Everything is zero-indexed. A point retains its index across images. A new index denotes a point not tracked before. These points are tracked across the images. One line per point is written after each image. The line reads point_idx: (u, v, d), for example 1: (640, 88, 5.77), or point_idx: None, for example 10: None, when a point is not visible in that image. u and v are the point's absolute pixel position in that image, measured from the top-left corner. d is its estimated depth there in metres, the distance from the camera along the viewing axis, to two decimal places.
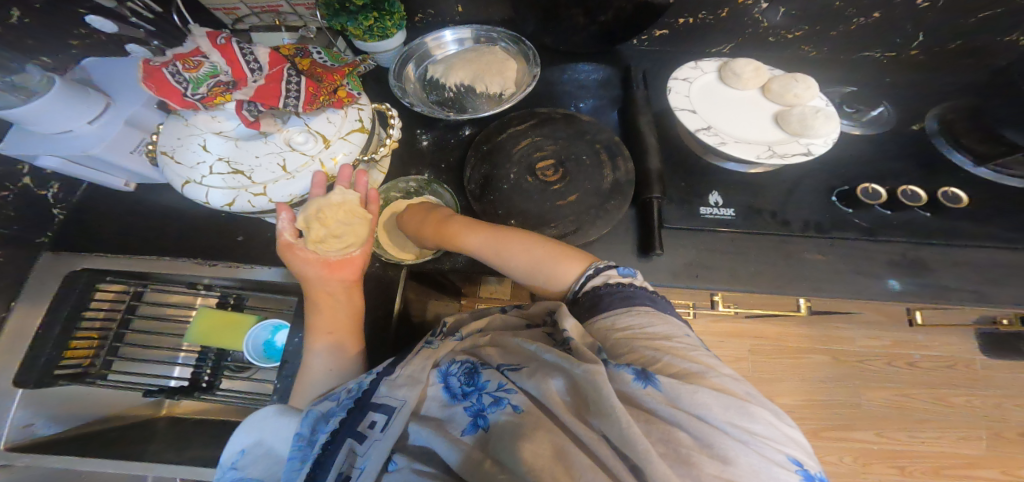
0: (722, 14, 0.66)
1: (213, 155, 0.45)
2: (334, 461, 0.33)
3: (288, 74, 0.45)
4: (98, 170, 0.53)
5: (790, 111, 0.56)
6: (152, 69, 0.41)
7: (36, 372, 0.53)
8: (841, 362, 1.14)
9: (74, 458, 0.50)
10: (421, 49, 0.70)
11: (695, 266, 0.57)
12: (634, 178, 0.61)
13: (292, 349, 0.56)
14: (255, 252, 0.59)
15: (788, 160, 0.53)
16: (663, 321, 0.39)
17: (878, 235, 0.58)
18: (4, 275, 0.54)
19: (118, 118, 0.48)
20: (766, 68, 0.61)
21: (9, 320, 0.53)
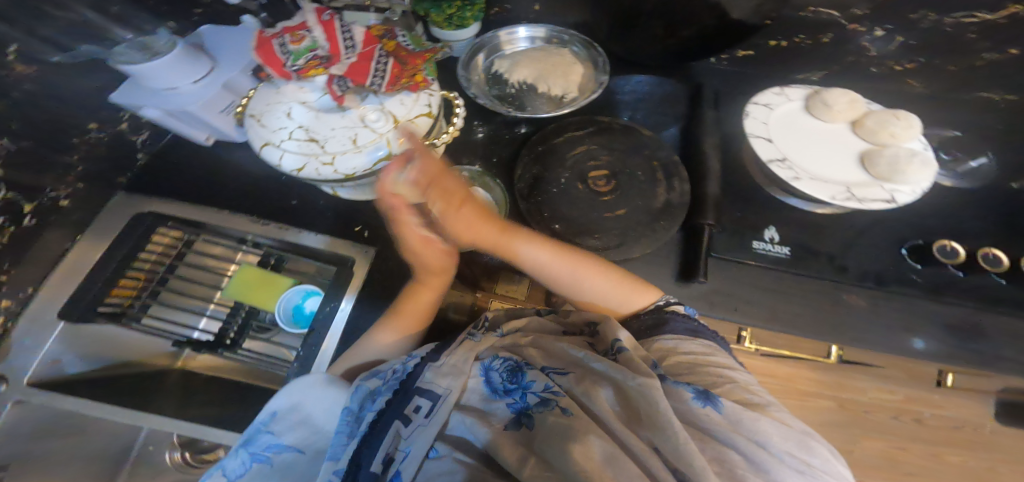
0: (822, 39, 0.65)
1: (294, 123, 0.47)
2: (383, 441, 0.32)
3: (379, 55, 0.49)
4: (184, 125, 0.57)
5: (879, 154, 0.53)
6: (264, 39, 0.48)
7: (81, 305, 0.52)
8: (845, 409, 1.05)
9: (86, 402, 0.51)
10: (492, 42, 0.71)
11: (735, 299, 0.55)
12: (689, 201, 0.58)
13: (321, 318, 0.53)
14: (304, 219, 0.60)
15: (868, 205, 0.51)
16: (723, 355, 0.43)
17: (941, 294, 0.54)
18: (79, 210, 0.56)
19: (217, 81, 0.53)
20: (862, 101, 0.59)
21: (71, 252, 0.55)
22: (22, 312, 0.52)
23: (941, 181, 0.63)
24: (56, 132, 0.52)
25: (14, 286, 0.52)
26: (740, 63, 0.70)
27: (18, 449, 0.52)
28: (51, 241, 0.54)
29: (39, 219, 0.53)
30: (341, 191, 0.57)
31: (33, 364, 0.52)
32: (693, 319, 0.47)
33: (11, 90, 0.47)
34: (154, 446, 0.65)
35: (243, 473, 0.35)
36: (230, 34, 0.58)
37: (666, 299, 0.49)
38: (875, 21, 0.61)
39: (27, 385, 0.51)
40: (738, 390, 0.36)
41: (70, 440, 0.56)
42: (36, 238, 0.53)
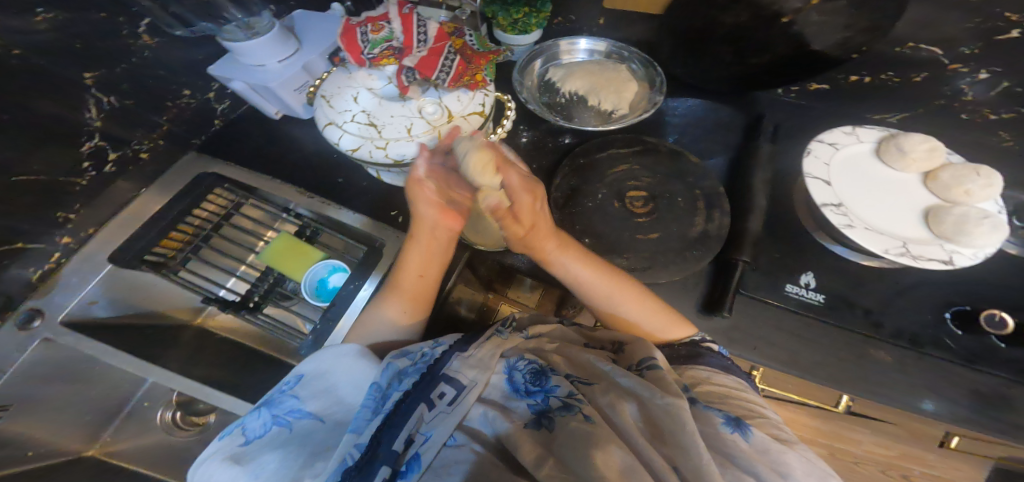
0: (914, 78, 0.64)
1: (358, 107, 0.50)
2: (406, 422, 0.33)
3: (448, 52, 0.51)
4: (262, 99, 0.64)
5: (948, 211, 0.52)
6: (349, 27, 0.51)
7: (132, 252, 0.55)
8: (833, 458, 1.02)
9: (106, 348, 0.52)
10: (551, 50, 0.73)
11: (756, 339, 0.53)
12: (726, 235, 0.57)
13: (344, 294, 0.53)
14: (346, 198, 0.62)
15: (922, 263, 0.49)
16: (751, 390, 0.43)
17: (976, 362, 0.51)
18: (154, 163, 0.62)
19: (298, 62, 0.60)
20: (943, 151, 0.57)
21: (133, 202, 0.59)
22: (77, 250, 0.55)
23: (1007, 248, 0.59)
24: (155, 94, 0.59)
25: (79, 224, 0.55)
26: (810, 96, 0.70)
27: (28, 390, 0.52)
28: (121, 190, 0.59)
29: (118, 167, 0.58)
30: (384, 175, 0.58)
31: (72, 302, 0.53)
32: (726, 358, 0.46)
33: (131, 56, 0.54)
34: (149, 403, 0.70)
35: (262, 434, 0.36)
36: (319, 22, 0.64)
37: (700, 336, 0.48)
38: (981, 62, 0.58)
39: (60, 323, 0.52)
40: (767, 424, 0.37)
41: (71, 389, 0.57)
42: (108, 186, 0.57)
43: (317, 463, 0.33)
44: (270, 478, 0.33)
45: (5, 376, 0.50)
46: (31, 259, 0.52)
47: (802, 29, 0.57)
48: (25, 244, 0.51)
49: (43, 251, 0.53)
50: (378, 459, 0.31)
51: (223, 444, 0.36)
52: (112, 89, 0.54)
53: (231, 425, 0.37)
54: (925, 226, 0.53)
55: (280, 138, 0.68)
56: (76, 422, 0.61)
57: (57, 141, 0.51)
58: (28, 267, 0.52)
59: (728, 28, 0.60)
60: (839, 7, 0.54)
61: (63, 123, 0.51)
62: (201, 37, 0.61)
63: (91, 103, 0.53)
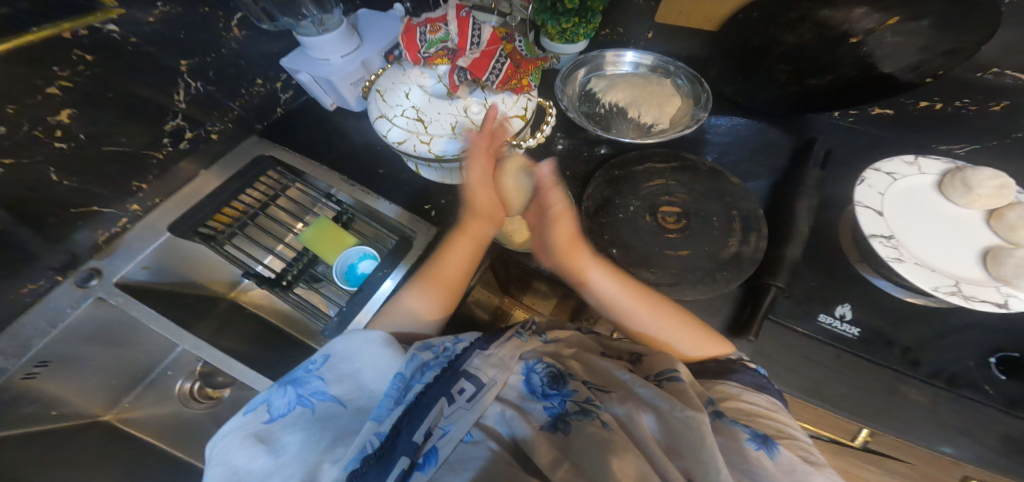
0: (993, 106, 0.60)
1: (409, 103, 0.52)
2: (426, 416, 0.34)
3: (500, 55, 0.52)
4: (321, 90, 0.67)
5: (1010, 253, 0.48)
6: (410, 25, 0.53)
7: (190, 221, 0.60)
8: None
9: (149, 313, 0.55)
10: (596, 61, 0.73)
11: (780, 364, 0.52)
12: (761, 258, 0.55)
13: (373, 280, 0.55)
14: (384, 188, 0.64)
15: (973, 304, 0.47)
16: (788, 413, 0.42)
17: (1017, 408, 0.48)
18: (220, 142, 0.66)
19: (358, 58, 0.63)
20: (1013, 187, 0.53)
21: (195, 179, 0.63)
22: (143, 217, 0.60)
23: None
24: (233, 80, 0.64)
25: (149, 193, 0.60)
26: (868, 122, 0.68)
27: (69, 350, 0.55)
28: (185, 169, 0.63)
29: (190, 145, 0.62)
30: (421, 169, 0.61)
31: (129, 264, 0.57)
32: (762, 375, 0.45)
33: (221, 46, 0.60)
34: (172, 372, 0.70)
35: (286, 413, 0.37)
36: (380, 20, 0.68)
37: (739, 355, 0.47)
38: None
39: (114, 284, 0.56)
40: (795, 445, 0.38)
41: (112, 352, 0.60)
42: (177, 162, 0.62)
43: (337, 448, 0.35)
44: (293, 458, 0.34)
45: (54, 332, 0.53)
46: (102, 222, 0.56)
47: (872, 51, 0.58)
48: (98, 208, 0.56)
49: (113, 216, 0.57)
50: (398, 450, 0.33)
51: (247, 419, 0.37)
52: (200, 75, 0.60)
53: (256, 401, 0.38)
54: (982, 267, 0.50)
55: (331, 128, 0.71)
56: (100, 386, 0.62)
57: (146, 119, 0.56)
58: (98, 229, 0.56)
59: (788, 47, 0.62)
60: (917, 29, 0.54)
61: (156, 103, 0.57)
62: (279, 32, 0.66)
63: (181, 87, 0.59)
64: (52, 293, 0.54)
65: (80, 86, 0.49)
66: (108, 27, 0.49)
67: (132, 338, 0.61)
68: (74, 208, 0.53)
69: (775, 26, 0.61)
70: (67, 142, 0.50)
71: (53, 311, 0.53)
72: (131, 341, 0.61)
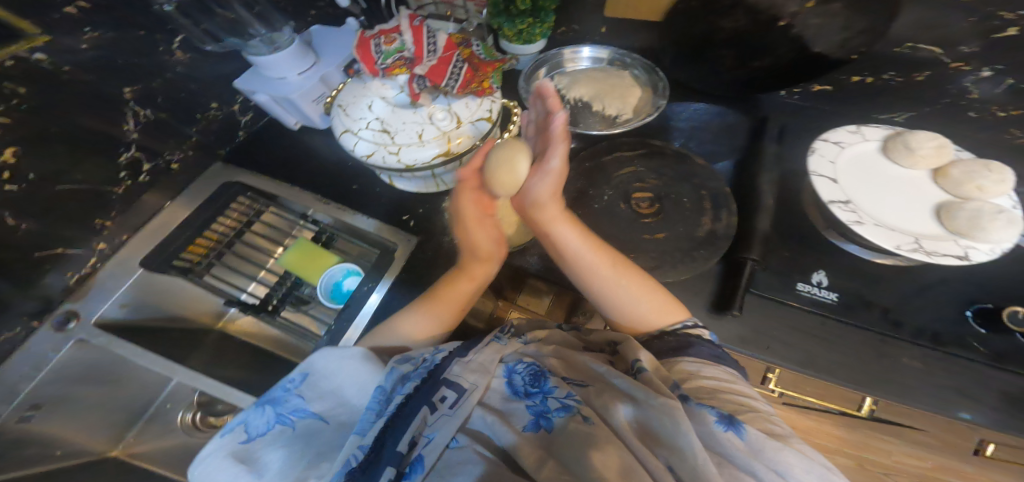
0: (917, 77, 0.63)
1: (372, 115, 0.53)
2: (410, 425, 0.35)
3: (457, 60, 0.54)
4: (281, 110, 0.67)
5: (960, 207, 0.51)
6: (364, 39, 0.54)
7: (162, 256, 0.58)
8: (867, 471, 1.00)
9: (135, 348, 0.55)
10: (556, 59, 0.75)
11: (771, 338, 0.53)
12: (734, 233, 0.57)
13: (359, 296, 0.56)
14: (360, 205, 0.64)
15: (935, 258, 0.49)
16: (747, 383, 0.43)
17: (1003, 362, 0.50)
18: (185, 173, 0.66)
19: (315, 75, 0.63)
20: (951, 147, 0.57)
21: (163, 211, 0.63)
22: (113, 255, 0.59)
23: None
24: (186, 106, 0.63)
25: (116, 230, 0.59)
26: (813, 97, 0.71)
27: (63, 391, 0.56)
28: (149, 203, 0.62)
29: (151, 177, 0.62)
30: (397, 180, 0.61)
31: (107, 303, 0.56)
32: (717, 346, 0.47)
33: (165, 70, 0.59)
34: (171, 404, 0.72)
35: (265, 432, 0.38)
36: (336, 36, 0.68)
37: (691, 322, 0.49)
38: (985, 62, 0.57)
39: (93, 325, 0.55)
40: (757, 418, 0.38)
41: (106, 391, 0.61)
42: (139, 196, 0.61)
43: (322, 463, 0.36)
44: (278, 475, 0.35)
45: (40, 375, 0.53)
46: (71, 264, 0.55)
47: (801, 33, 0.60)
48: (64, 249, 0.54)
49: (81, 257, 0.56)
50: (384, 460, 0.34)
51: (224, 442, 0.37)
52: (148, 102, 0.59)
53: (233, 422, 0.38)
54: (937, 221, 0.53)
55: (299, 148, 0.71)
56: (103, 423, 0.64)
57: (97, 152, 0.55)
58: (67, 272, 0.55)
59: (728, 32, 0.64)
60: (835, 10, 0.57)
61: (105, 135, 0.55)
62: (229, 56, 0.66)
63: (128, 116, 0.57)
64: (30, 339, 0.53)
65: (20, 122, 0.47)
66: (35, 55, 0.46)
67: (124, 376, 0.62)
68: (36, 252, 0.52)
69: (713, 13, 0.62)
70: (18, 184, 0.48)
71: (35, 357, 0.52)
72: (125, 378, 0.62)
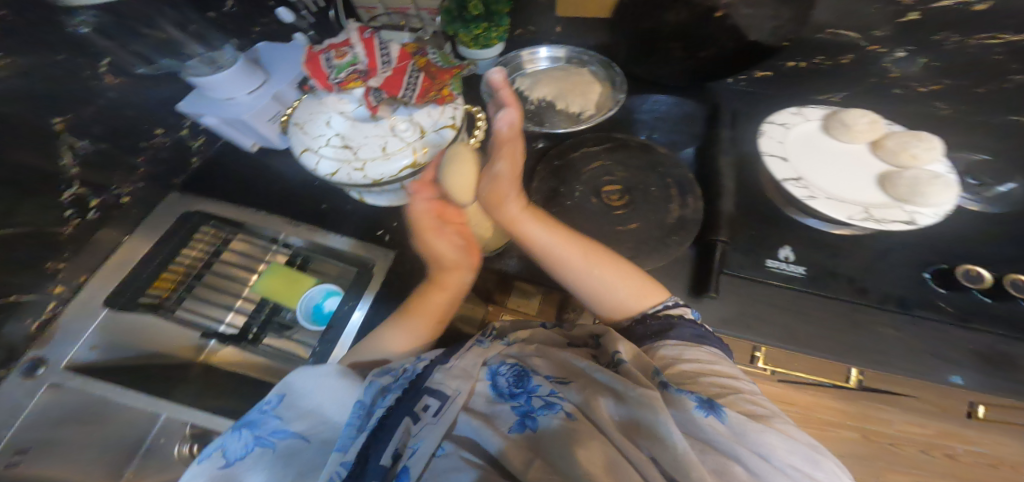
0: (843, 61, 0.68)
1: (332, 131, 0.52)
2: (392, 437, 0.36)
3: (411, 70, 0.54)
4: (236, 132, 0.65)
5: (899, 175, 0.55)
6: (313, 54, 0.53)
7: (126, 295, 0.56)
8: (869, 441, 1.04)
9: (111, 387, 0.53)
10: (514, 61, 0.76)
11: (749, 316, 0.55)
12: (702, 218, 0.59)
13: (341, 315, 0.55)
14: (331, 223, 0.63)
15: (886, 225, 0.52)
16: (724, 362, 0.44)
17: (966, 320, 0.53)
18: (140, 206, 0.63)
19: (268, 93, 0.62)
20: (883, 122, 0.61)
21: (122, 246, 0.61)
22: (72, 299, 0.57)
23: (968, 205, 0.62)
24: (129, 136, 0.61)
25: (73, 271, 0.57)
26: (757, 83, 0.74)
27: (47, 435, 0.53)
28: (105, 238, 0.60)
29: (101, 213, 0.59)
30: (367, 196, 0.60)
31: (75, 347, 0.55)
32: (700, 326, 0.48)
33: (98, 96, 0.56)
34: (165, 439, 0.62)
35: (244, 455, 0.37)
36: (286, 53, 0.67)
37: (670, 302, 0.51)
38: (897, 43, 0.63)
39: (64, 369, 0.54)
40: (738, 401, 0.38)
41: (91, 429, 0.56)
42: (92, 235, 0.58)
43: None
44: None
45: (17, 423, 0.51)
46: (29, 311, 0.53)
47: (737, 22, 0.62)
48: (18, 297, 0.52)
49: (38, 303, 0.54)
50: (369, 474, 0.34)
51: (203, 468, 0.36)
52: (84, 133, 0.55)
53: (211, 447, 0.38)
54: (882, 190, 0.56)
55: (260, 170, 0.69)
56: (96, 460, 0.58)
57: (38, 191, 0.52)
58: (25, 319, 0.53)
59: (671, 25, 0.66)
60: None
61: (42, 173, 0.52)
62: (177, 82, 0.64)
63: (64, 151, 0.53)
64: None
65: None
66: None
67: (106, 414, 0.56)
68: None
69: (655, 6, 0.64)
70: None
71: (9, 404, 0.51)
72: (105, 417, 0.56)
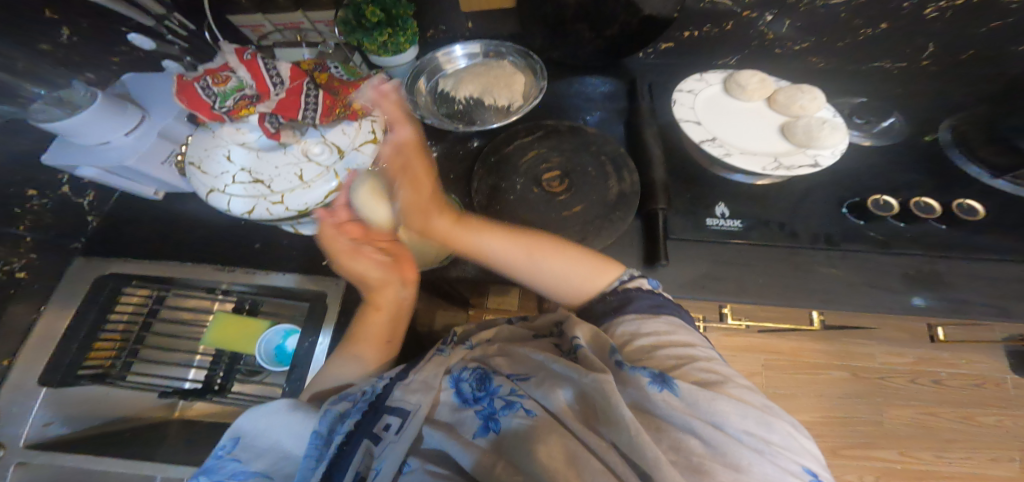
0: (724, 27, 0.70)
1: (236, 166, 0.50)
2: (353, 460, 0.35)
3: (307, 88, 0.52)
4: (131, 182, 0.59)
5: (795, 123, 0.59)
6: (186, 84, 0.47)
7: (61, 371, 0.53)
8: (860, 378, 1.13)
9: (86, 457, 0.51)
10: (432, 64, 0.75)
11: (709, 278, 0.56)
12: (639, 190, 0.61)
13: (304, 352, 0.54)
14: (272, 259, 0.61)
15: (795, 170, 0.56)
16: (687, 331, 0.44)
17: (890, 246, 0.56)
18: (48, 275, 0.58)
19: (152, 131, 0.54)
20: (770, 80, 0.65)
21: (37, 323, 0.56)
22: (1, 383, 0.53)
23: (859, 141, 0.66)
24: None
25: None
26: (664, 55, 0.75)
27: None
28: (15, 315, 0.55)
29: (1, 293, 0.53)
30: (301, 227, 0.59)
31: (26, 427, 0.52)
32: (659, 294, 0.49)
33: None
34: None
35: None
36: (160, 84, 0.58)
37: (627, 275, 0.51)
38: (764, 7, 0.66)
39: (23, 448, 0.52)
40: (693, 370, 0.38)
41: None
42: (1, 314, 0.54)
43: None
44: None
45: None
46: None
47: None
48: None
49: None
50: None
51: None
52: None
53: None
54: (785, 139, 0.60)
55: (177, 217, 0.64)
56: None
57: None
58: None
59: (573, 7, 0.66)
60: None
61: None
62: None
63: None
64: None
65: None
66: None
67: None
68: None
69: None
70: None
71: None
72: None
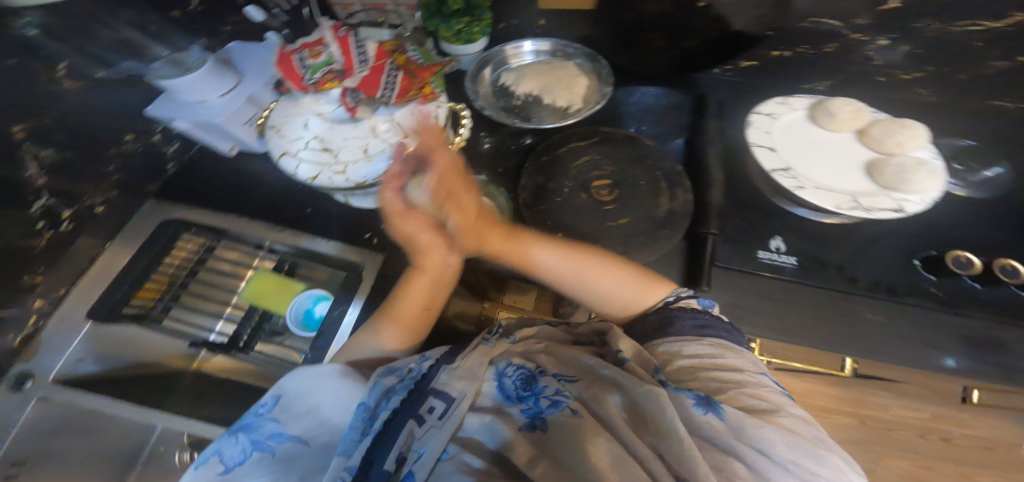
0: (826, 49, 0.70)
1: (309, 133, 0.52)
2: (396, 441, 0.34)
3: (389, 68, 0.53)
4: (211, 137, 0.60)
5: (885, 162, 0.56)
6: (286, 55, 0.51)
7: (107, 308, 0.55)
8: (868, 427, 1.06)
9: (103, 398, 0.51)
10: (499, 56, 0.74)
11: (739, 308, 0.55)
12: (692, 210, 0.59)
13: (331, 321, 0.54)
14: (317, 227, 0.62)
15: (875, 212, 0.53)
16: (735, 354, 0.42)
17: (957, 307, 0.53)
18: (118, 215, 0.61)
19: (241, 94, 0.57)
20: (868, 111, 0.63)
21: (103, 255, 0.59)
22: (53, 312, 0.56)
23: (955, 190, 0.62)
24: None
25: (52, 284, 0.56)
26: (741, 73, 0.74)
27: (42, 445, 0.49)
28: (83, 247, 0.58)
29: (75, 224, 0.58)
30: (353, 199, 0.59)
31: (61, 361, 0.53)
32: (709, 314, 0.47)
33: None
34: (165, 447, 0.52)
35: (243, 461, 0.36)
36: (258, 53, 0.63)
37: (677, 295, 0.49)
38: (877, 30, 0.66)
39: (52, 381, 0.52)
40: (739, 395, 0.37)
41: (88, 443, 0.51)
42: (69, 245, 0.57)
43: None
44: None
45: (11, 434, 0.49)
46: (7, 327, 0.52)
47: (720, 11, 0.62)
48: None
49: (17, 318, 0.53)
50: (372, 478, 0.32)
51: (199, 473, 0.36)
52: None
53: (207, 453, 0.37)
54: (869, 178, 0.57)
55: (236, 174, 0.67)
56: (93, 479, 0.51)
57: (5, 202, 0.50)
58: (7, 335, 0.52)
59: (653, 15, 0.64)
60: None
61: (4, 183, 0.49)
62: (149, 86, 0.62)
63: None
64: None
65: None
66: None
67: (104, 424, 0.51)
68: None
69: None
70: None
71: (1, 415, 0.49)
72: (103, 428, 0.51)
